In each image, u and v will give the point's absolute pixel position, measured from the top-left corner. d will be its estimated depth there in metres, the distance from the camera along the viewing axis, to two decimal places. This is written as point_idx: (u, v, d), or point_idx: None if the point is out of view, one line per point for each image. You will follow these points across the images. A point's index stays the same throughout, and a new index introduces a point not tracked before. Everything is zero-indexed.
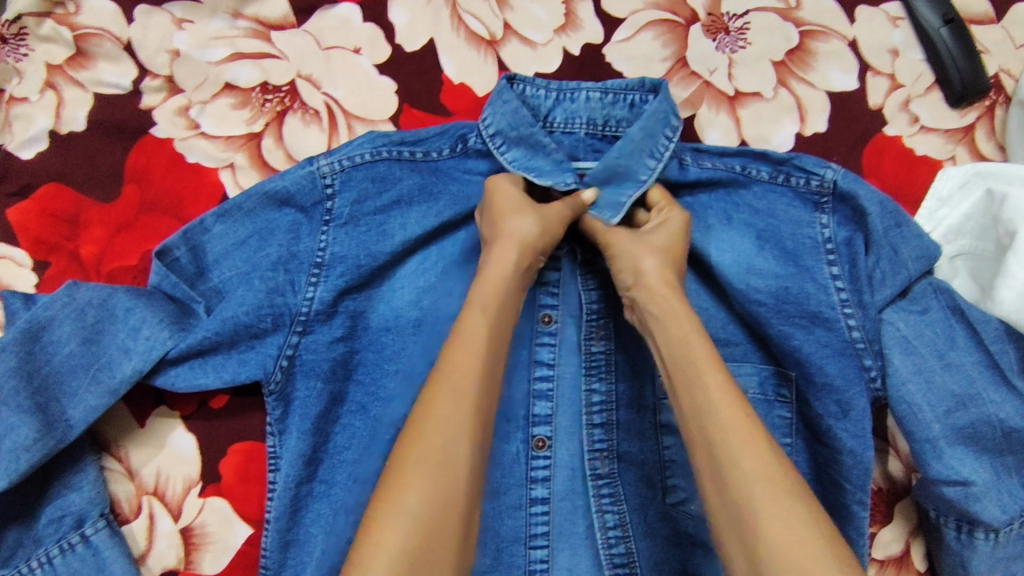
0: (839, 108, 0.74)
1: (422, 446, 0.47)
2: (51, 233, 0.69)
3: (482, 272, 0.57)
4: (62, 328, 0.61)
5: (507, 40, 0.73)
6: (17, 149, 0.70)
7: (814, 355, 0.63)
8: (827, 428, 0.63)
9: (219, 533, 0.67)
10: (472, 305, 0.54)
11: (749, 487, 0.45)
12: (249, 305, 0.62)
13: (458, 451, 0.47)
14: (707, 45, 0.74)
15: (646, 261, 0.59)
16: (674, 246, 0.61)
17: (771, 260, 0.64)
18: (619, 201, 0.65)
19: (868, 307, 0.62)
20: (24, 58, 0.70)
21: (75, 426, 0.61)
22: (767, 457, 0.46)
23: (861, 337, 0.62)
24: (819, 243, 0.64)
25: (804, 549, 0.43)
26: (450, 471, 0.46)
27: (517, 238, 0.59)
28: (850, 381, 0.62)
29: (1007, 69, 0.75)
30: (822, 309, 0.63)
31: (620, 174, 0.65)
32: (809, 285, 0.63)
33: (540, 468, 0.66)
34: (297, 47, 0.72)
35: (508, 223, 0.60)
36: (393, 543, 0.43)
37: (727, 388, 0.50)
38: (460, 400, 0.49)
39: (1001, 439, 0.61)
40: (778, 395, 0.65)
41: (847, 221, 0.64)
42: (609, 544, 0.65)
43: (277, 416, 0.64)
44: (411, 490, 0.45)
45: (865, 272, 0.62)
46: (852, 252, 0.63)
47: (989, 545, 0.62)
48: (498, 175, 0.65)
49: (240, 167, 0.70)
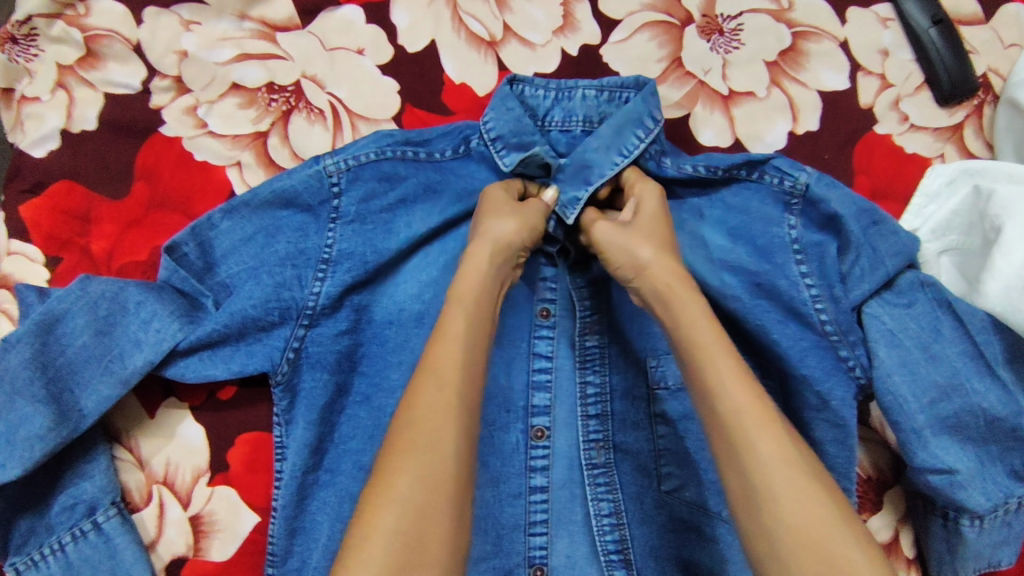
0: (830, 107, 0.75)
1: (410, 434, 0.49)
2: (63, 230, 0.70)
3: (460, 281, 0.58)
4: (76, 320, 0.63)
5: (507, 41, 0.75)
6: (29, 148, 0.72)
7: (794, 351, 0.65)
8: (808, 423, 0.66)
9: (227, 521, 0.68)
10: (451, 304, 0.56)
11: (763, 467, 0.47)
12: (256, 299, 0.64)
13: (443, 436, 0.49)
14: (702, 46, 0.76)
15: (639, 248, 0.59)
16: (663, 224, 0.62)
17: (744, 255, 0.67)
18: (578, 197, 0.67)
19: (842, 301, 0.65)
20: (34, 58, 0.72)
21: (88, 416, 0.62)
22: (782, 437, 0.48)
23: (834, 329, 0.65)
24: (787, 242, 0.66)
25: (813, 520, 0.45)
26: (437, 460, 0.48)
27: (492, 239, 0.60)
28: (828, 372, 0.65)
29: (995, 68, 0.77)
30: (796, 303, 0.65)
31: (584, 170, 0.67)
32: (781, 281, 0.65)
33: (539, 457, 0.68)
34: (301, 47, 0.74)
35: (489, 223, 0.61)
36: (387, 527, 0.45)
37: (739, 369, 0.51)
38: (443, 392, 0.51)
39: (985, 428, 0.63)
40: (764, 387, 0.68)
41: (814, 224, 0.66)
42: (604, 532, 0.68)
43: (284, 406, 0.66)
44: (397, 479, 0.47)
45: (838, 270, 0.65)
46: (821, 253, 0.65)
47: (975, 531, 0.64)
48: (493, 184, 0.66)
49: (247, 165, 0.72)
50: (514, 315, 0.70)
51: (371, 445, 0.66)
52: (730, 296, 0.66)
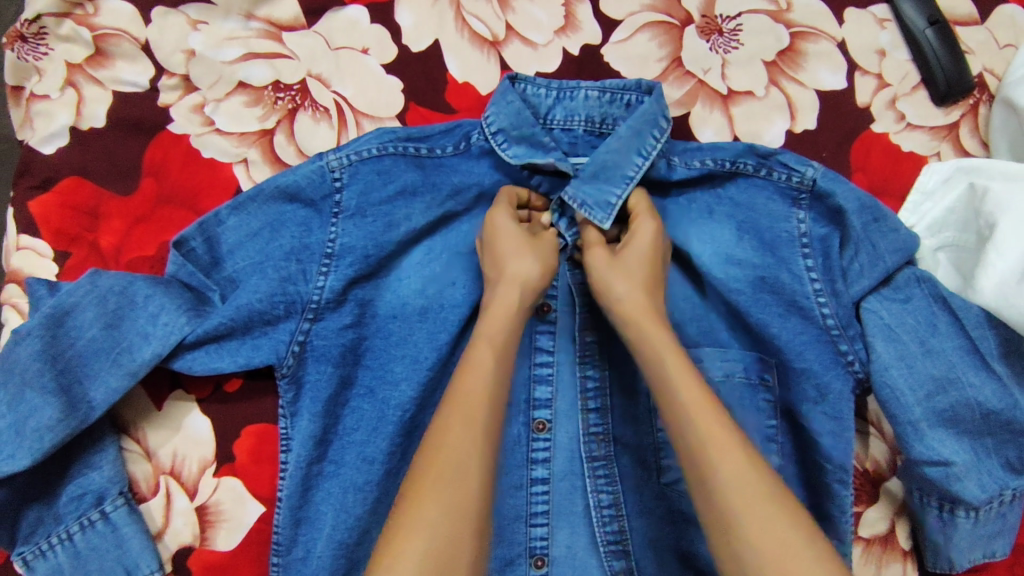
0: (828, 106, 0.76)
1: (438, 466, 0.51)
2: (71, 225, 0.72)
3: (486, 319, 0.60)
4: (86, 313, 0.64)
5: (509, 40, 0.76)
6: (38, 144, 0.73)
7: (792, 344, 0.67)
8: (806, 414, 0.67)
9: (233, 511, 0.69)
10: (478, 341, 0.59)
11: (724, 482, 0.50)
12: (262, 293, 0.65)
13: (469, 463, 0.51)
14: (701, 46, 0.77)
15: (615, 284, 0.62)
16: (652, 262, 0.64)
17: (749, 250, 0.68)
18: (608, 201, 0.68)
19: (842, 296, 0.66)
20: (43, 57, 0.73)
21: (97, 408, 0.63)
22: (739, 456, 0.51)
23: (836, 324, 0.66)
24: (795, 237, 0.67)
25: (776, 539, 0.48)
26: (463, 493, 0.50)
27: (518, 281, 0.62)
28: (827, 365, 0.67)
29: (990, 68, 0.78)
30: (798, 297, 0.67)
31: (608, 170, 0.68)
32: (785, 274, 0.67)
33: (541, 449, 0.69)
34: (307, 47, 0.75)
35: (513, 264, 0.63)
36: (414, 555, 0.47)
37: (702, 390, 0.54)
38: (471, 424, 0.53)
39: (980, 420, 0.65)
40: (762, 379, 0.69)
41: (822, 218, 0.67)
42: (604, 523, 0.68)
43: (289, 398, 0.67)
44: (427, 508, 0.49)
45: (839, 265, 0.67)
46: (827, 247, 0.67)
47: (970, 522, 0.66)
48: (496, 207, 0.67)
49: (253, 162, 0.73)
50: None
51: (376, 436, 0.67)
52: (732, 289, 0.68)
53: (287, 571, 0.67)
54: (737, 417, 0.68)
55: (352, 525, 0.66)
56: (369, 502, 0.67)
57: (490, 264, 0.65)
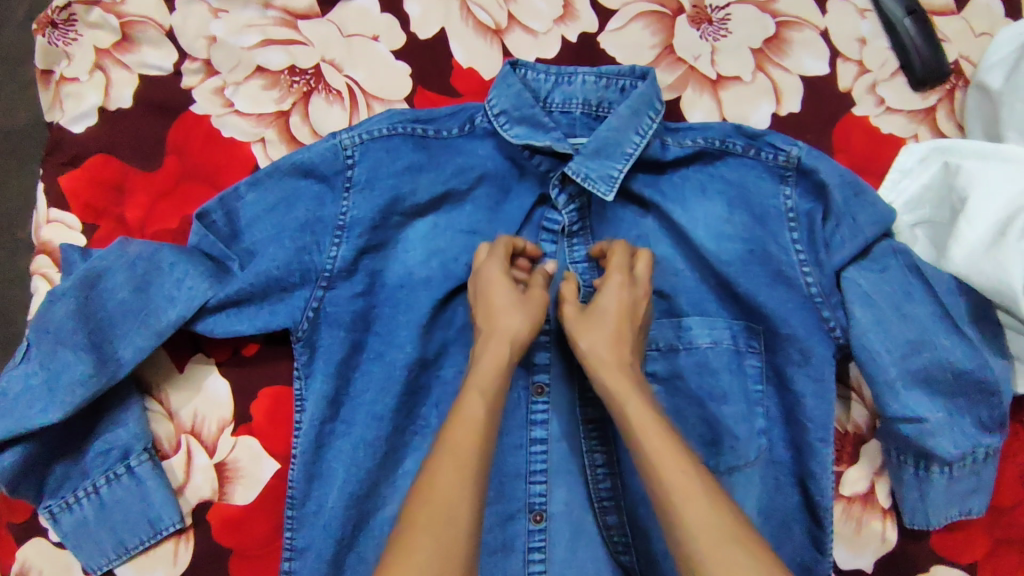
0: (812, 91, 0.81)
1: (428, 507, 0.53)
2: (99, 199, 0.76)
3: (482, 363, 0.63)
4: (116, 277, 0.68)
5: (511, 29, 0.81)
6: (69, 124, 0.77)
7: (779, 311, 0.71)
8: (792, 375, 0.72)
9: (250, 468, 0.74)
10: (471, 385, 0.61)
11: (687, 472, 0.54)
12: (279, 262, 0.70)
13: (455, 514, 0.53)
14: (691, 34, 0.81)
15: (582, 342, 0.65)
16: (617, 317, 0.65)
17: (738, 225, 0.73)
18: (610, 175, 0.72)
19: (824, 265, 0.71)
20: (73, 42, 0.78)
21: (125, 365, 0.68)
22: (708, 512, 0.52)
23: (819, 292, 0.70)
24: (782, 212, 0.72)
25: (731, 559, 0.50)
26: (451, 536, 0.52)
27: (508, 338, 0.64)
28: (810, 331, 0.71)
29: (966, 56, 0.82)
30: (783, 267, 0.71)
31: (609, 147, 0.72)
32: (772, 246, 0.72)
33: (539, 412, 0.74)
34: (321, 35, 0.80)
35: (500, 322, 0.65)
36: None
37: (671, 447, 0.56)
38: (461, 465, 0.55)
39: (953, 380, 0.69)
40: (749, 346, 0.73)
41: (808, 193, 0.72)
42: (598, 480, 0.73)
43: (304, 360, 0.72)
44: (417, 546, 0.51)
45: (822, 237, 0.71)
46: (811, 221, 0.71)
47: (944, 477, 0.71)
48: (489, 265, 0.69)
49: (270, 141, 0.78)
50: None
51: (384, 395, 0.72)
52: (722, 261, 0.72)
53: (300, 524, 0.71)
54: (725, 381, 0.72)
55: (362, 478, 0.70)
56: (378, 457, 0.71)
57: (482, 316, 0.67)
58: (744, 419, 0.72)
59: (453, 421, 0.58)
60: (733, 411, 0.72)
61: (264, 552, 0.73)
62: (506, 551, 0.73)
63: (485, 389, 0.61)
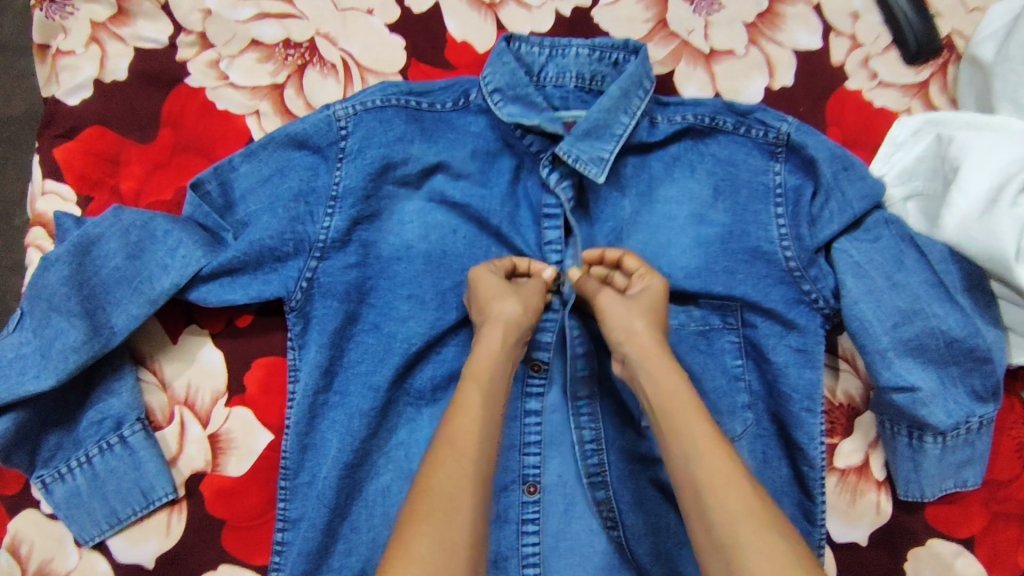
0: (805, 64, 0.81)
1: (427, 503, 0.53)
2: (94, 171, 0.76)
3: (476, 356, 0.63)
4: (110, 244, 0.69)
5: (505, 3, 0.81)
6: (64, 96, 0.78)
7: (758, 288, 0.71)
8: (769, 347, 0.72)
9: (243, 439, 0.74)
10: (467, 382, 0.61)
11: (698, 428, 0.56)
12: (273, 231, 0.70)
13: (459, 504, 0.53)
14: (685, 9, 0.82)
15: (637, 321, 0.64)
16: (660, 305, 0.66)
17: (728, 202, 0.73)
18: (600, 156, 0.72)
19: (805, 240, 0.71)
20: (69, 16, 0.78)
21: (117, 333, 0.68)
22: (722, 466, 0.53)
23: (797, 266, 0.71)
24: (770, 189, 0.72)
25: (744, 520, 0.51)
26: (455, 525, 0.52)
27: (504, 321, 0.64)
28: (789, 304, 0.72)
29: (959, 30, 0.82)
30: (761, 244, 0.71)
31: (600, 129, 0.72)
32: (751, 227, 0.72)
33: (535, 386, 0.74)
34: (316, 8, 0.80)
35: (494, 307, 0.65)
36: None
37: (696, 410, 0.57)
38: (460, 464, 0.55)
39: (945, 348, 0.70)
40: (724, 323, 0.73)
41: (797, 169, 0.72)
42: (587, 455, 0.72)
43: (298, 331, 0.72)
44: (417, 542, 0.50)
45: (808, 213, 0.71)
46: (798, 196, 0.72)
47: (938, 448, 0.71)
48: (481, 266, 0.69)
49: (265, 114, 0.78)
50: (521, 235, 0.76)
51: (380, 366, 0.71)
52: (715, 233, 0.72)
53: (293, 495, 0.70)
54: (710, 351, 0.73)
55: (353, 448, 0.70)
56: (371, 427, 0.70)
57: (476, 313, 0.67)
58: (726, 395, 0.72)
59: (452, 417, 0.58)
60: (725, 381, 0.72)
61: (259, 523, 0.72)
62: (499, 523, 0.72)
63: (482, 380, 0.61)
